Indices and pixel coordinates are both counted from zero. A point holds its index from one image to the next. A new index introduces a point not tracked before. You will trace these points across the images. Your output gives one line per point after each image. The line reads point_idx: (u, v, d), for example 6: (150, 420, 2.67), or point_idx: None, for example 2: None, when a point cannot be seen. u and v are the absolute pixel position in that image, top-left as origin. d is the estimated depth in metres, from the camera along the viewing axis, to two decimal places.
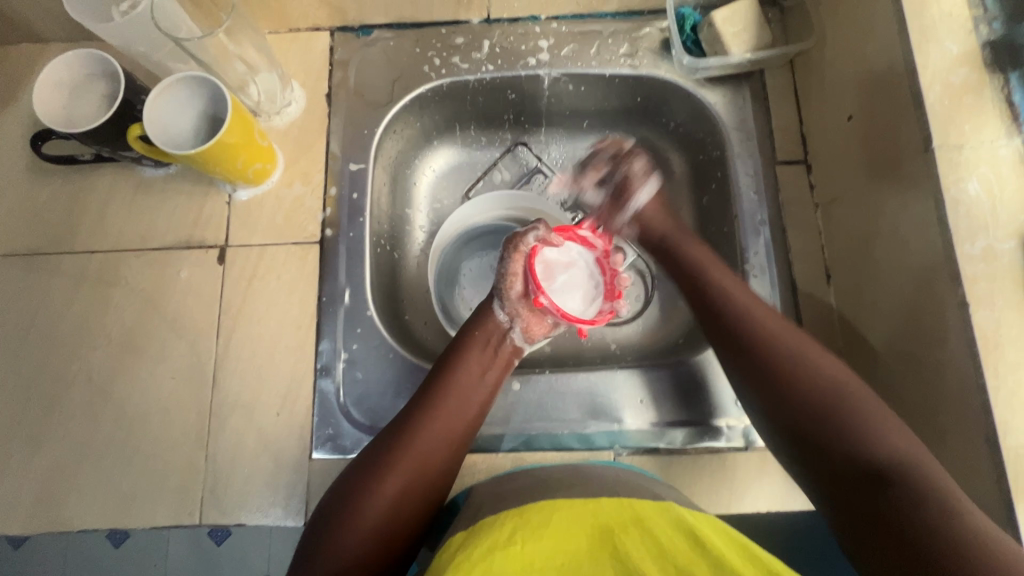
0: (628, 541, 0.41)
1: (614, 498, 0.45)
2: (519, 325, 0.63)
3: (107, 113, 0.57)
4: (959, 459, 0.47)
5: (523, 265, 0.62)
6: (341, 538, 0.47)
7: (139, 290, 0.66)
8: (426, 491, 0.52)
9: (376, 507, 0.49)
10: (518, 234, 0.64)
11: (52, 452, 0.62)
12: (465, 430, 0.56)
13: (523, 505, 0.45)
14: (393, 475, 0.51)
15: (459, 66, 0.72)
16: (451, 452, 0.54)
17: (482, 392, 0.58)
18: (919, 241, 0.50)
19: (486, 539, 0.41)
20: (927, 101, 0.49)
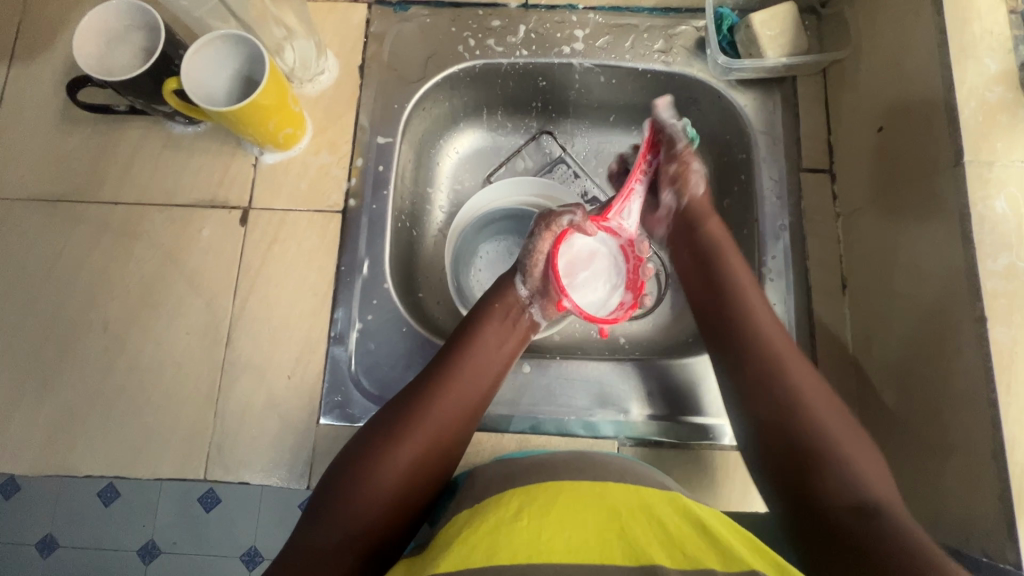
0: (637, 527, 0.42)
1: (622, 483, 0.46)
2: (536, 303, 0.63)
3: (145, 65, 0.57)
4: (961, 472, 0.48)
5: (549, 247, 0.62)
6: (352, 505, 0.48)
7: (160, 245, 0.66)
8: (441, 463, 0.52)
9: (387, 472, 0.49)
10: (553, 212, 0.62)
11: (63, 396, 0.62)
12: (480, 399, 0.56)
13: (527, 484, 0.46)
14: (407, 444, 0.51)
15: (493, 48, 0.72)
16: (464, 422, 0.55)
17: (496, 366, 0.58)
18: (941, 255, 0.51)
19: (491, 515, 0.43)
20: (961, 116, 0.49)
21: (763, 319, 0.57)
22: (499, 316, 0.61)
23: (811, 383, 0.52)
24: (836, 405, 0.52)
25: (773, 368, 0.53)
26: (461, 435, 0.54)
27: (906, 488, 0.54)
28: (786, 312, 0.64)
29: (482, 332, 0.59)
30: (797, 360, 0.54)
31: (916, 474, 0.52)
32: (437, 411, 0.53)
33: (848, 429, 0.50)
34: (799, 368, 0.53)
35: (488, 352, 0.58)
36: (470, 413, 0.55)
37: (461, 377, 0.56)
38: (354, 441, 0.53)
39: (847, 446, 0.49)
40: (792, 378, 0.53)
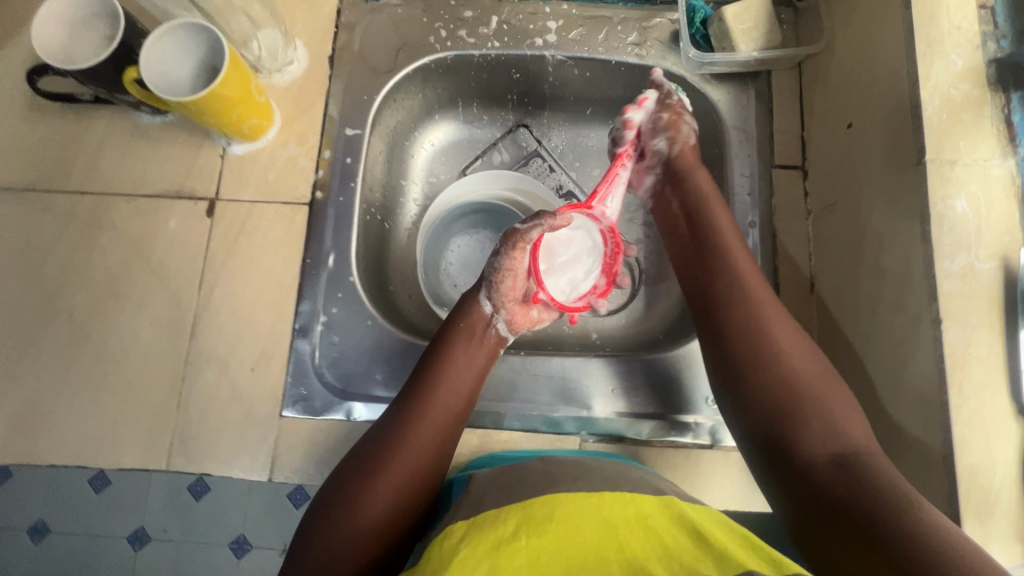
0: (632, 540, 0.42)
1: (616, 492, 0.46)
2: (503, 316, 0.63)
3: (104, 54, 0.56)
4: (914, 473, 0.47)
5: (517, 262, 0.61)
6: (338, 543, 0.47)
7: (127, 235, 0.66)
8: (425, 486, 0.52)
9: (370, 507, 0.49)
10: (521, 229, 0.61)
11: (27, 386, 0.62)
12: (456, 417, 0.56)
13: (525, 498, 0.46)
14: (386, 476, 0.50)
15: (466, 40, 0.71)
16: (443, 443, 0.55)
17: (472, 384, 0.58)
18: (901, 255, 0.50)
19: (488, 534, 0.43)
20: (924, 114, 0.49)
21: (743, 276, 0.56)
22: (467, 334, 0.61)
23: (791, 339, 0.52)
24: (817, 360, 0.52)
25: (752, 325, 0.53)
26: (442, 458, 0.54)
27: None
28: None
29: (452, 355, 0.59)
30: (777, 319, 0.54)
31: None
32: (413, 436, 0.53)
33: (827, 382, 0.50)
34: (779, 325, 0.53)
35: (460, 373, 0.58)
36: (447, 434, 0.55)
37: (433, 402, 0.55)
38: (332, 478, 0.52)
39: (826, 398, 0.49)
40: (772, 335, 0.53)
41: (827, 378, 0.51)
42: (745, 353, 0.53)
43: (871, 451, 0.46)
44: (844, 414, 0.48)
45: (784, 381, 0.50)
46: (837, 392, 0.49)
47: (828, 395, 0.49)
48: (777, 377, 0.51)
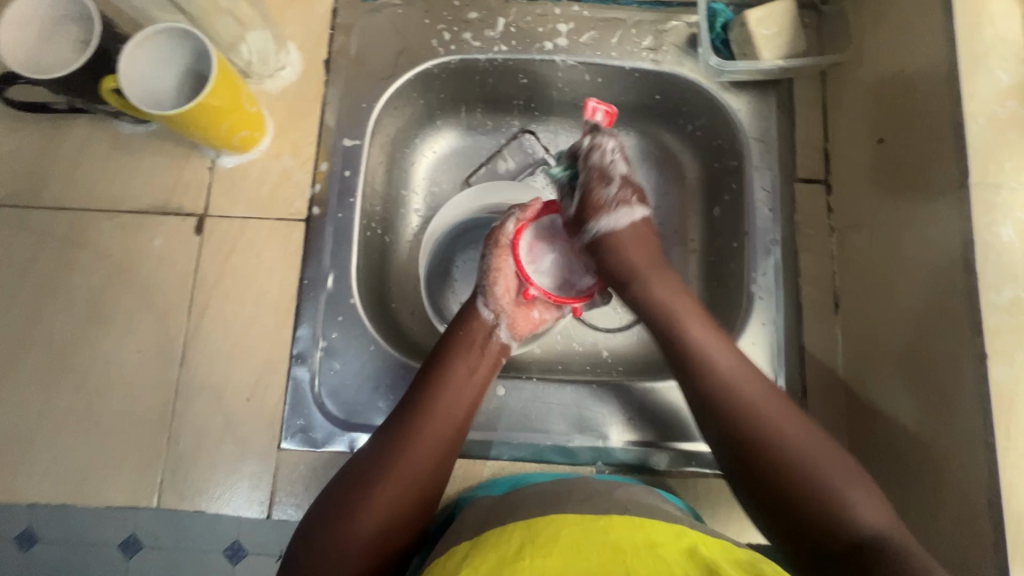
0: (637, 565, 0.38)
1: (630, 518, 0.44)
2: (504, 321, 0.60)
3: (78, 63, 0.51)
4: (955, 513, 0.45)
5: (502, 260, 0.60)
6: (329, 560, 0.45)
7: (108, 254, 0.61)
8: (421, 508, 0.49)
9: (365, 523, 0.47)
10: (497, 227, 0.61)
11: (3, 419, 0.58)
12: (459, 432, 0.53)
13: (531, 517, 0.45)
14: (381, 494, 0.48)
15: (471, 43, 0.67)
16: (441, 460, 0.51)
17: (472, 394, 0.55)
18: (941, 283, 0.47)
19: (492, 550, 0.41)
20: (968, 134, 0.46)
21: (723, 361, 0.52)
22: (466, 343, 0.57)
23: (787, 420, 0.49)
24: (814, 434, 0.48)
25: (740, 413, 0.49)
26: (440, 477, 0.51)
27: None
28: (775, 331, 0.61)
29: (453, 365, 0.55)
30: (770, 401, 0.50)
31: (907, 508, 0.50)
32: (409, 454, 0.50)
33: (834, 459, 0.47)
34: (768, 406, 0.49)
35: (460, 385, 0.54)
36: (446, 451, 0.51)
37: (432, 417, 0.52)
38: (326, 494, 0.49)
39: (833, 474, 0.46)
40: (763, 421, 0.48)
41: (828, 453, 0.47)
42: (738, 444, 0.48)
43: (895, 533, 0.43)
44: (855, 495, 0.44)
45: (787, 472, 0.46)
46: (843, 470, 0.46)
47: (835, 475, 0.45)
48: (778, 469, 0.46)
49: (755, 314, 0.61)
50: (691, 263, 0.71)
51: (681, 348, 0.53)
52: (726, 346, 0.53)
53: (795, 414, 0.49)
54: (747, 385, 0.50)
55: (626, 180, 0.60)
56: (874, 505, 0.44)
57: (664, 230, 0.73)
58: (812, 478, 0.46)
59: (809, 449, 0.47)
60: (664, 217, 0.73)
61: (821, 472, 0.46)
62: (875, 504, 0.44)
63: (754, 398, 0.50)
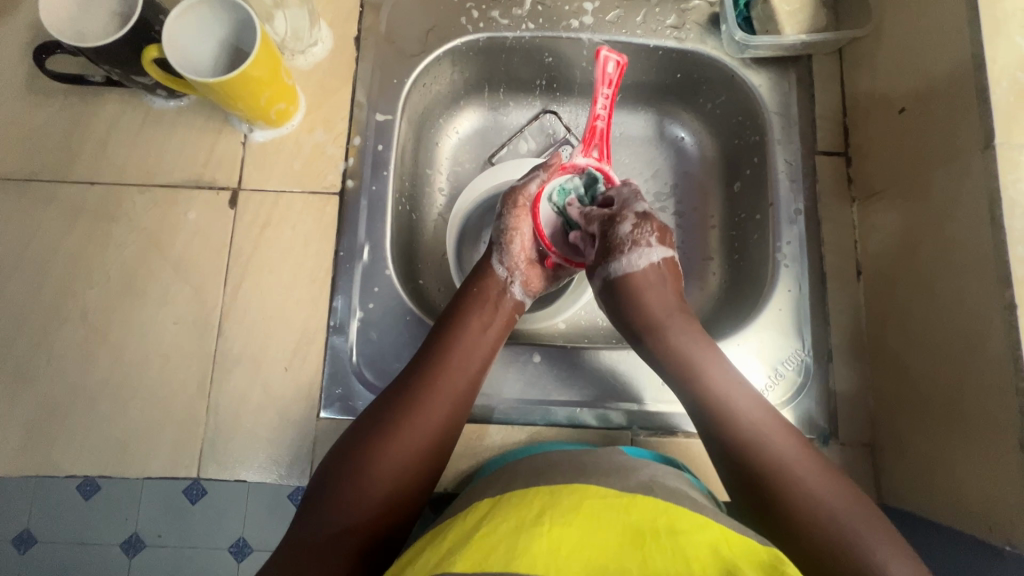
0: (658, 552, 0.36)
1: (653, 498, 0.42)
2: (518, 279, 0.61)
3: (122, 31, 0.52)
4: (986, 459, 0.47)
5: (523, 219, 0.61)
6: (344, 500, 0.45)
7: (142, 228, 0.62)
8: (439, 453, 0.50)
9: (380, 463, 0.47)
10: (519, 186, 0.61)
11: (39, 392, 0.58)
12: (473, 383, 0.54)
13: (554, 484, 0.43)
14: (401, 432, 0.49)
15: (499, 21, 0.68)
16: (457, 408, 0.52)
17: (485, 347, 0.56)
18: (967, 241, 0.50)
19: (511, 515, 0.40)
20: (992, 97, 0.48)
21: (750, 417, 0.50)
22: (479, 299, 0.59)
23: (819, 481, 0.47)
24: (834, 483, 0.47)
25: (766, 471, 0.48)
26: (456, 424, 0.52)
27: (926, 476, 0.53)
28: (800, 298, 0.63)
29: (469, 318, 0.57)
30: (798, 461, 0.48)
31: (937, 460, 0.52)
32: (425, 401, 0.51)
33: (859, 513, 0.45)
34: (797, 464, 0.48)
35: (476, 336, 0.56)
36: (463, 399, 0.53)
37: (450, 364, 0.53)
38: (343, 440, 0.50)
39: (855, 523, 0.44)
40: (791, 479, 0.47)
41: (850, 504, 0.46)
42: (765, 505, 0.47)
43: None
44: (892, 559, 0.42)
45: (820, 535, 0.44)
46: (881, 537, 0.43)
47: (856, 526, 0.44)
48: (797, 516, 0.45)
49: (780, 281, 0.63)
50: (713, 237, 0.73)
51: (705, 399, 0.52)
52: (752, 403, 0.52)
53: (816, 462, 0.48)
54: (765, 429, 0.50)
55: (646, 220, 0.58)
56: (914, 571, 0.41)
57: (684, 206, 0.75)
58: (833, 527, 0.44)
59: (828, 497, 0.46)
60: (685, 194, 0.75)
61: (840, 521, 0.44)
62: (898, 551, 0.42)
63: (785, 459, 0.48)
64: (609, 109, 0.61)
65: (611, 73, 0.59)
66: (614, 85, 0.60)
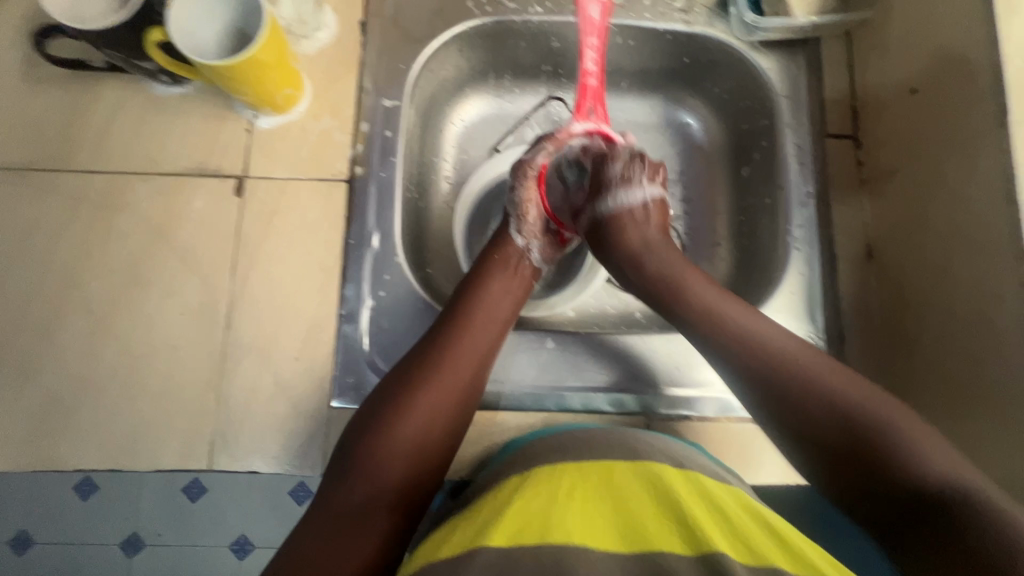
0: (698, 513, 0.40)
1: (679, 467, 0.45)
2: (535, 248, 0.62)
3: (124, 13, 0.51)
4: (1001, 436, 0.48)
5: (535, 192, 0.63)
6: (375, 462, 0.46)
7: (147, 217, 0.60)
8: (465, 415, 0.51)
9: (410, 427, 0.47)
10: (527, 159, 0.62)
11: (44, 385, 0.57)
12: (495, 347, 0.55)
13: (582, 458, 0.45)
14: (428, 393, 0.49)
15: (506, 4, 0.67)
16: (480, 369, 0.52)
17: (506, 313, 0.57)
18: (981, 220, 0.50)
19: (541, 487, 0.42)
20: (1007, 75, 0.48)
21: (762, 331, 0.50)
22: (499, 265, 0.60)
23: (843, 383, 0.47)
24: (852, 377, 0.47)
25: (793, 382, 0.47)
26: (481, 387, 0.52)
27: None
28: (811, 281, 0.63)
29: (487, 285, 0.57)
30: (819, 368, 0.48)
31: (952, 438, 0.52)
32: (450, 363, 0.51)
33: (882, 402, 0.45)
34: (824, 373, 0.47)
35: (494, 299, 0.57)
36: (485, 360, 0.53)
37: (470, 327, 0.54)
38: (366, 404, 0.50)
39: (886, 416, 0.44)
40: (816, 385, 0.47)
41: (876, 396, 0.46)
42: (798, 417, 0.47)
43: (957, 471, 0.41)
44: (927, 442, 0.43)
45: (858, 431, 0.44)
46: (917, 426, 0.44)
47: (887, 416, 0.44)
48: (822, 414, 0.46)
49: (792, 265, 0.63)
50: (722, 221, 0.73)
51: (716, 326, 0.52)
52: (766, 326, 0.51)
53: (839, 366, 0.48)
54: (781, 340, 0.50)
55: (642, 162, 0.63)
56: (950, 450, 0.43)
57: (692, 192, 0.75)
58: (860, 422, 0.45)
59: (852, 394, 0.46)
60: (691, 180, 0.75)
61: (870, 415, 0.45)
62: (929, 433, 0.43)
63: (806, 366, 0.48)
64: (597, 59, 0.62)
65: (597, 22, 0.61)
66: (601, 32, 0.62)
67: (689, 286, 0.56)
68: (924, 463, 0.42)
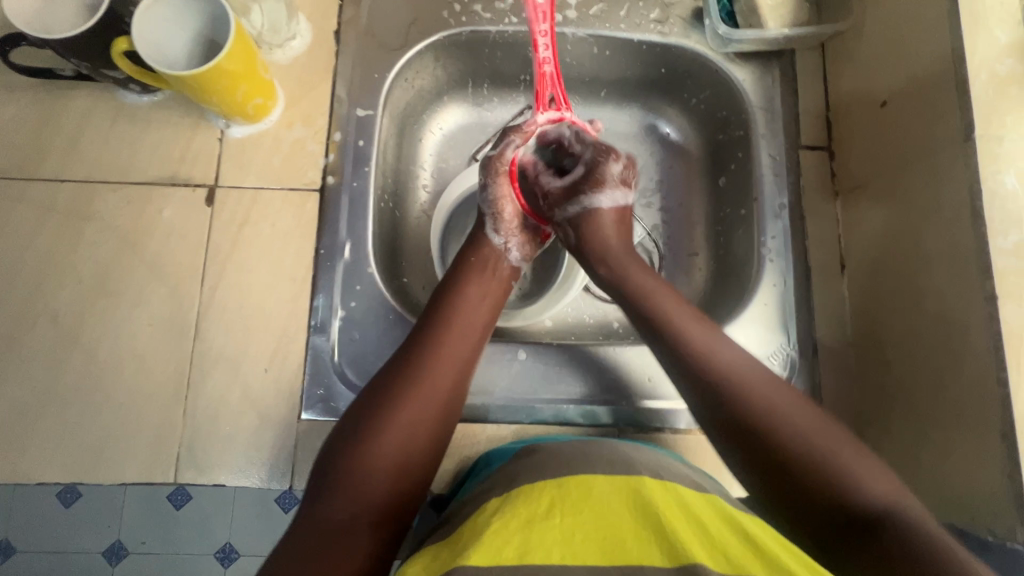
0: (676, 525, 0.38)
1: (657, 479, 0.43)
2: (513, 245, 0.61)
3: (89, 20, 0.50)
4: (967, 450, 0.47)
5: (508, 188, 0.62)
6: (356, 479, 0.44)
7: (115, 227, 0.60)
8: (448, 423, 0.49)
9: (391, 439, 0.46)
10: (494, 154, 0.61)
11: (7, 397, 0.56)
12: (475, 350, 0.53)
13: (560, 475, 0.43)
14: (407, 406, 0.47)
15: (481, 14, 0.67)
16: (460, 377, 0.51)
17: (486, 317, 0.55)
18: (948, 234, 0.50)
19: (520, 510, 0.40)
20: (972, 89, 0.48)
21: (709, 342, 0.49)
22: (479, 270, 0.58)
23: (783, 400, 0.45)
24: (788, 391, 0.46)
25: (731, 398, 0.46)
26: (461, 394, 0.51)
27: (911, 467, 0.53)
28: (785, 292, 0.62)
29: (466, 289, 0.56)
30: (771, 389, 0.46)
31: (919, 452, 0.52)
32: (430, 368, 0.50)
33: (824, 427, 0.44)
34: (763, 387, 0.46)
35: (474, 305, 0.55)
36: (465, 369, 0.52)
37: (450, 333, 0.52)
38: (348, 416, 0.48)
39: (817, 437, 0.43)
40: (750, 401, 0.45)
41: (807, 413, 0.45)
42: (736, 434, 0.45)
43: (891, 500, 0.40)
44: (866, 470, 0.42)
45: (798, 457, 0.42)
46: (867, 462, 0.42)
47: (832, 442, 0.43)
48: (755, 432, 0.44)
49: (765, 277, 0.63)
50: (699, 231, 0.73)
51: (669, 337, 0.50)
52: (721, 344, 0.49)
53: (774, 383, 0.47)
54: (726, 354, 0.49)
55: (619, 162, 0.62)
56: (890, 485, 0.41)
57: (670, 202, 0.74)
58: (794, 440, 0.43)
59: (789, 411, 0.45)
60: (670, 190, 0.75)
61: (807, 433, 0.43)
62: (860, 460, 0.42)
63: (752, 388, 0.46)
64: (552, 47, 0.58)
65: (545, 7, 0.57)
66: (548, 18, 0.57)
67: (653, 297, 0.53)
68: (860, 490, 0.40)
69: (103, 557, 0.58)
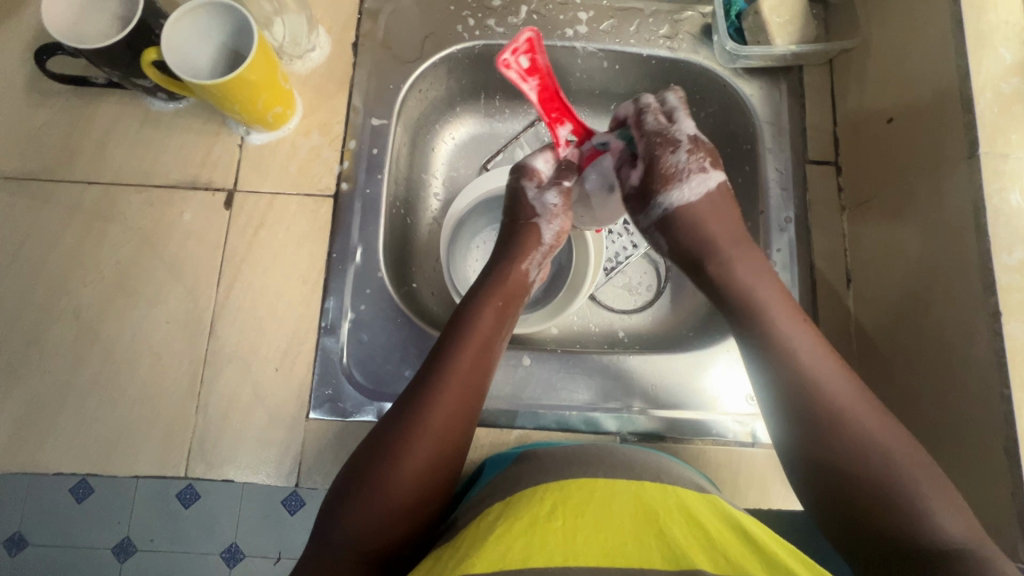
0: (675, 529, 0.39)
1: (659, 483, 0.44)
2: (537, 279, 0.61)
3: (122, 32, 0.53)
4: (972, 467, 0.47)
5: (567, 227, 0.61)
6: (367, 519, 0.44)
7: (138, 228, 0.62)
8: (455, 459, 0.49)
9: (404, 482, 0.45)
10: (569, 185, 0.61)
11: (30, 390, 0.58)
12: (481, 383, 0.51)
13: (562, 478, 0.44)
14: (413, 451, 0.46)
15: (494, 29, 0.69)
16: (467, 414, 0.50)
17: (495, 347, 0.54)
18: (953, 250, 0.50)
19: (525, 512, 0.40)
20: (976, 107, 0.48)
21: (804, 345, 0.49)
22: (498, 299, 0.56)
23: (872, 422, 0.46)
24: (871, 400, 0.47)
25: (823, 413, 0.46)
26: (469, 428, 0.50)
27: None
28: None
29: (477, 318, 0.54)
30: (878, 422, 0.46)
31: None
32: (439, 410, 0.48)
33: (905, 443, 0.45)
34: (854, 400, 0.46)
35: (484, 332, 0.53)
36: (473, 403, 0.50)
37: (459, 368, 0.50)
38: (364, 445, 0.48)
39: (902, 457, 0.44)
40: (846, 416, 0.46)
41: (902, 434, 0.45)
42: (820, 438, 0.46)
43: (965, 533, 0.41)
44: (936, 494, 0.42)
45: (865, 476, 0.44)
46: (936, 484, 0.43)
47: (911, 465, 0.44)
48: (835, 444, 0.45)
49: None
50: None
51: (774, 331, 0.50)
52: (819, 349, 0.49)
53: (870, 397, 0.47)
54: (822, 360, 0.48)
55: (696, 142, 0.55)
56: (959, 517, 0.41)
57: None
58: (878, 459, 0.44)
59: (880, 426, 0.45)
60: None
61: (894, 452, 0.44)
62: (931, 472, 0.43)
63: (850, 408, 0.46)
64: (540, 82, 0.59)
65: (525, 48, 0.58)
66: (544, 72, 0.59)
67: (758, 294, 0.52)
68: (931, 519, 0.41)
69: (112, 553, 0.59)
